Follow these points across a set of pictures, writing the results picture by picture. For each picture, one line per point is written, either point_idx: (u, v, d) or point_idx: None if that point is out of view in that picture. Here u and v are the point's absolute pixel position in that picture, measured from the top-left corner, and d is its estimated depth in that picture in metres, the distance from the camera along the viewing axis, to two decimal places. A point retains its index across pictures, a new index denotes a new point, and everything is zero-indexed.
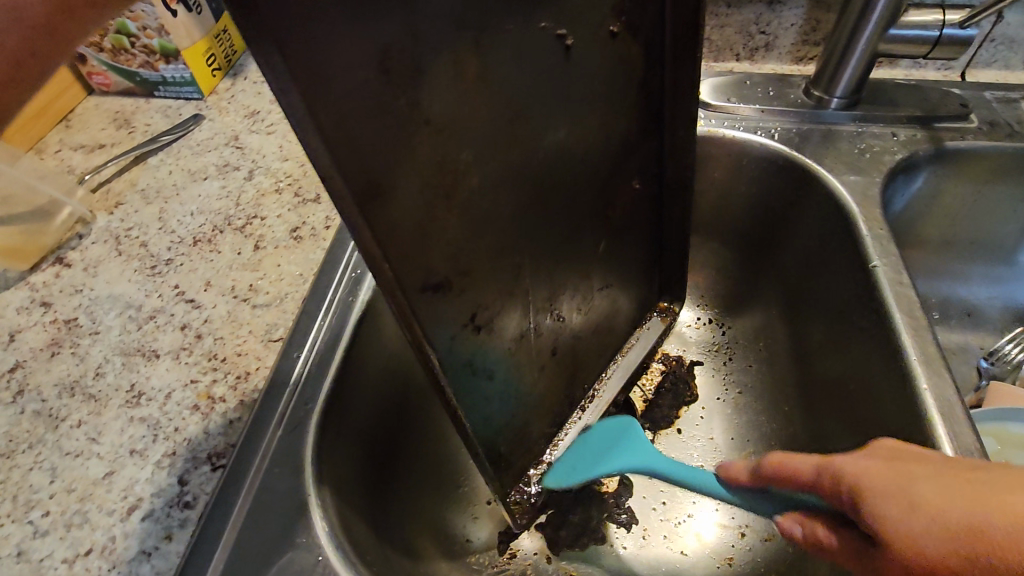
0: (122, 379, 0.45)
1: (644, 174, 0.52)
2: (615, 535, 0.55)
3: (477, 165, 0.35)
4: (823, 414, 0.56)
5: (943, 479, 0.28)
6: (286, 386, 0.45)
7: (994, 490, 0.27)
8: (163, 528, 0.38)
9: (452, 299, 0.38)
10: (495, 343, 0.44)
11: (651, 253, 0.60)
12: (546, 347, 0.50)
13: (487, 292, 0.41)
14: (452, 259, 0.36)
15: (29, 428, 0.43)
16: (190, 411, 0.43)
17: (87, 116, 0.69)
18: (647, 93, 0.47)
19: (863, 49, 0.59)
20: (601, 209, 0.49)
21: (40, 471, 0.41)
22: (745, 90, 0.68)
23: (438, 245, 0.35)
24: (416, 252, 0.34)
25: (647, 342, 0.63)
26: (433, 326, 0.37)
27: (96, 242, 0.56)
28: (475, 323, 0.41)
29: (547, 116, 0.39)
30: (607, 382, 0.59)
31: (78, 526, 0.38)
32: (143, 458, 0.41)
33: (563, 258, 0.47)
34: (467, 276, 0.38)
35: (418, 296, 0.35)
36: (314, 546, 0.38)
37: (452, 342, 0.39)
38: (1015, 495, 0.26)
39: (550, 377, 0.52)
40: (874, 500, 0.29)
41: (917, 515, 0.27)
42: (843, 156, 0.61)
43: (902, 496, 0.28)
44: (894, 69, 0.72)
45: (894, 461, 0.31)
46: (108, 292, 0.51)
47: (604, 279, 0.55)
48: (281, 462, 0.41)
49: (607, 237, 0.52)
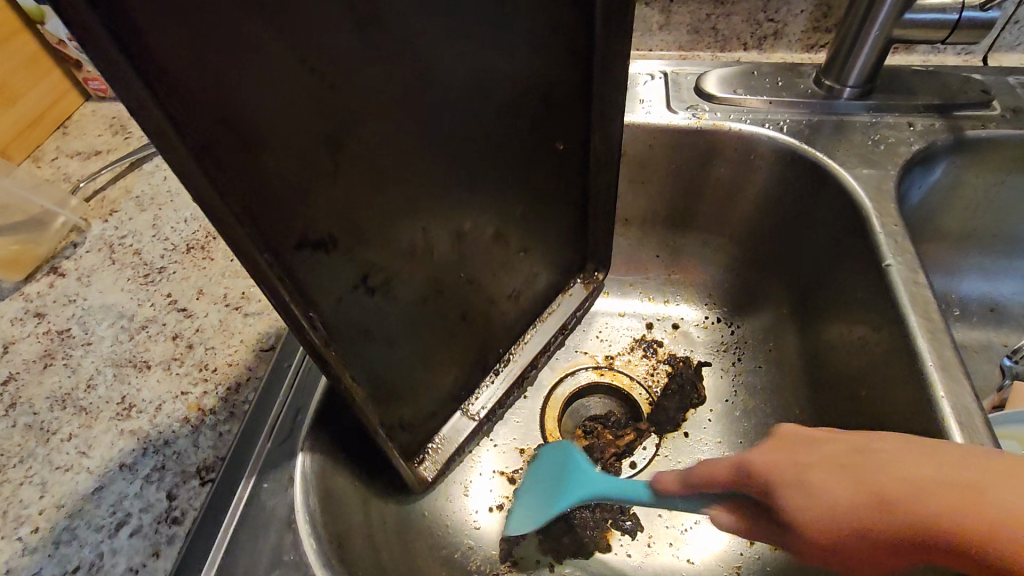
0: (113, 392, 0.45)
1: (569, 134, 0.48)
2: (621, 544, 0.53)
3: (383, 126, 0.32)
4: (836, 418, 0.53)
5: (844, 474, 0.32)
6: (277, 397, 0.44)
7: (874, 475, 0.31)
8: (151, 546, 0.37)
9: (339, 262, 0.33)
10: (417, 315, 0.42)
11: (579, 219, 0.57)
12: (455, 312, 0.47)
13: (378, 251, 0.36)
14: (336, 213, 0.31)
15: (20, 442, 0.42)
16: (180, 424, 0.43)
17: (84, 122, 0.69)
18: (574, 40, 0.42)
19: (876, 36, 0.56)
20: (523, 167, 0.45)
21: (31, 486, 0.40)
22: (753, 80, 0.65)
23: (319, 197, 0.30)
24: (279, 199, 0.28)
25: (567, 310, 0.62)
26: (314, 286, 0.32)
27: (90, 251, 0.55)
28: (368, 285, 0.36)
29: (479, 98, 0.38)
30: (523, 347, 0.58)
31: (66, 543, 0.38)
32: (131, 472, 0.40)
33: (462, 229, 0.43)
34: (358, 234, 0.34)
35: (295, 254, 0.30)
36: (303, 565, 0.37)
37: (339, 305, 0.34)
38: (890, 481, 0.30)
39: (456, 342, 0.49)
40: (792, 505, 0.32)
41: (825, 508, 0.31)
42: (856, 148, 0.58)
43: (818, 501, 0.32)
44: (910, 55, 0.69)
45: (866, 461, 0.32)
46: (100, 302, 0.51)
47: (522, 243, 0.51)
48: (271, 477, 0.40)
49: (526, 200, 0.48)
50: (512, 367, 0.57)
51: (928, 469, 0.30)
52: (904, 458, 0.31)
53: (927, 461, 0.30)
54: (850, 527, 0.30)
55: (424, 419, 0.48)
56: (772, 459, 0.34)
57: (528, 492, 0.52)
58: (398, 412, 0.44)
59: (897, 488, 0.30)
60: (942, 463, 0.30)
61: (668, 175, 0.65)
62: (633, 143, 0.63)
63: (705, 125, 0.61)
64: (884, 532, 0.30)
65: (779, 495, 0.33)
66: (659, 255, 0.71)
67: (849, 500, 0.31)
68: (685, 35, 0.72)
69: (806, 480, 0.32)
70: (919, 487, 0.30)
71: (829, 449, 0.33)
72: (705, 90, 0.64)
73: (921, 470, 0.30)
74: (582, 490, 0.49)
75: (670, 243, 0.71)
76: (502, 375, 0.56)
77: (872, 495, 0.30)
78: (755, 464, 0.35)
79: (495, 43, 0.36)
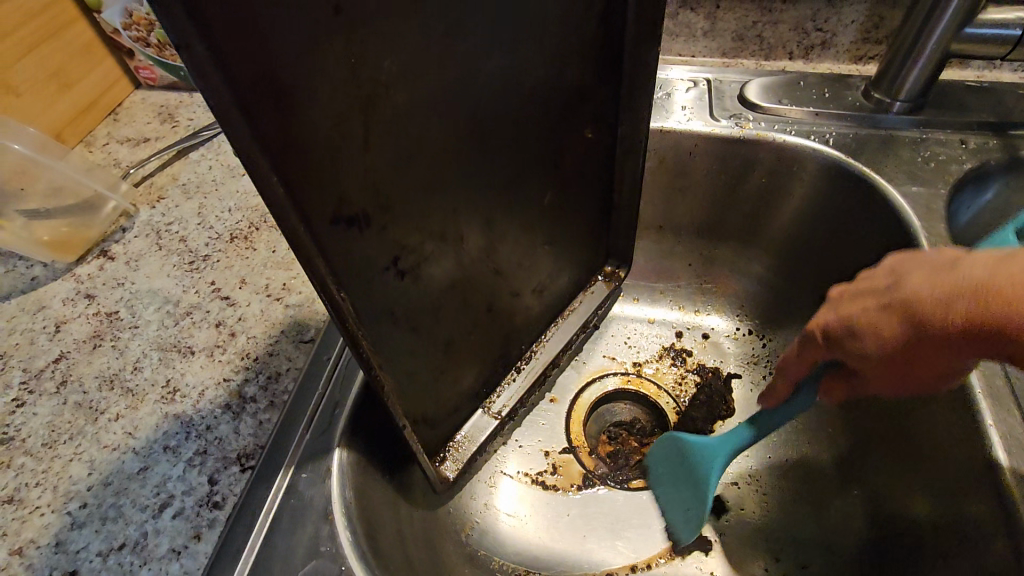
0: (158, 375, 0.46)
1: (598, 123, 0.48)
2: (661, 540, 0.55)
3: (430, 122, 0.32)
4: (871, 440, 0.53)
5: (878, 307, 0.36)
6: (316, 389, 0.45)
7: (901, 297, 0.35)
8: (193, 528, 0.38)
9: (372, 241, 0.32)
10: (449, 307, 0.43)
11: (603, 210, 0.57)
12: (481, 304, 0.47)
13: (409, 230, 0.35)
14: (372, 189, 0.31)
15: (71, 419, 0.44)
16: (222, 410, 0.44)
17: (134, 109, 0.71)
18: (605, 30, 0.42)
19: (934, 48, 0.54)
20: (549, 157, 0.45)
21: (80, 463, 0.42)
22: (799, 90, 0.64)
23: (353, 168, 0.29)
24: (318, 173, 0.27)
25: (590, 306, 0.61)
26: (341, 259, 0.30)
27: (138, 236, 0.57)
28: (399, 268, 0.35)
29: (516, 92, 0.38)
30: (545, 344, 0.58)
31: (112, 520, 0.39)
32: (175, 455, 0.41)
33: (493, 224, 0.43)
34: (391, 214, 0.33)
35: (327, 228, 0.29)
36: (338, 556, 0.38)
37: (369, 285, 0.33)
38: (916, 297, 0.34)
39: (480, 336, 0.48)
40: (846, 344, 0.38)
41: (869, 338, 0.36)
42: (904, 164, 0.57)
43: (863, 334, 0.37)
44: (963, 70, 0.67)
45: (902, 293, 0.35)
46: (147, 286, 0.52)
47: (549, 235, 0.51)
48: (309, 467, 0.41)
49: (554, 190, 0.48)
50: (536, 363, 0.57)
51: (952, 276, 0.33)
52: (929, 283, 0.34)
53: (940, 280, 0.33)
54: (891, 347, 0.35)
55: (448, 412, 0.48)
56: (827, 315, 0.40)
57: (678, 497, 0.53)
58: (422, 404, 0.44)
59: (919, 310, 0.33)
60: (960, 275, 0.33)
61: (706, 184, 0.65)
62: (671, 152, 0.63)
63: (749, 134, 0.60)
64: (931, 348, 0.34)
65: (842, 345, 0.38)
66: (692, 264, 0.71)
67: (886, 324, 0.35)
68: (729, 42, 0.71)
69: (855, 326, 0.37)
70: (940, 293, 0.33)
71: (869, 291, 0.38)
72: (749, 98, 0.63)
73: (943, 278, 0.33)
74: (699, 451, 0.52)
75: (703, 252, 0.70)
76: (525, 371, 0.56)
77: (904, 313, 0.34)
78: (817, 324, 0.41)
79: (535, 36, 0.37)
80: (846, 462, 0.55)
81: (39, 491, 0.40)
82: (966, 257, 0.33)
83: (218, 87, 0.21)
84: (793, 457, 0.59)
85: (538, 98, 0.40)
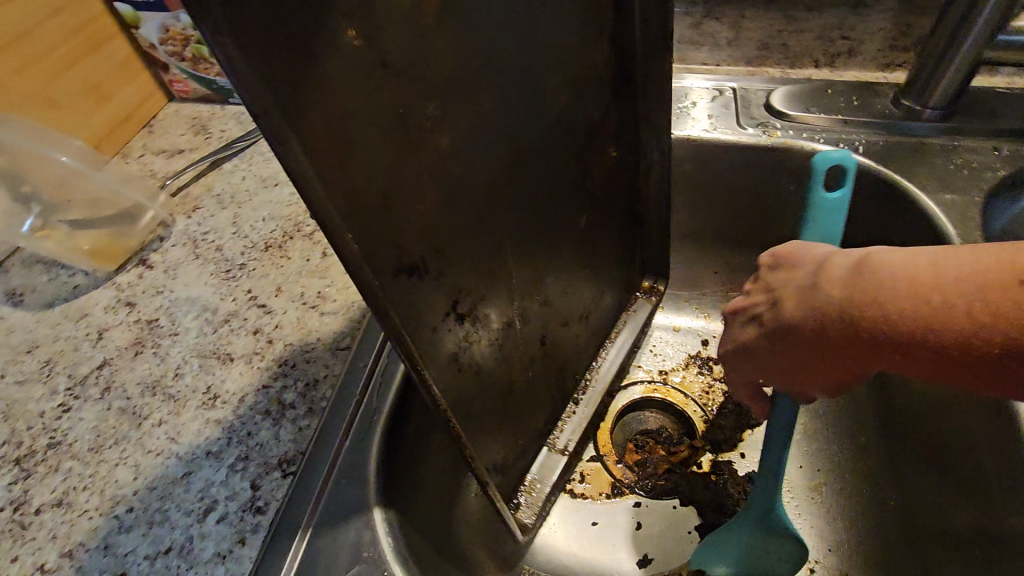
0: (199, 381, 0.47)
1: (624, 131, 0.49)
2: (685, 532, 0.56)
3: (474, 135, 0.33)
4: (908, 447, 0.52)
5: (765, 333, 0.36)
6: (354, 396, 0.45)
7: (782, 326, 0.35)
8: (237, 532, 0.39)
9: (429, 290, 0.32)
10: (508, 344, 0.43)
11: (631, 228, 0.58)
12: (535, 338, 0.47)
13: (466, 275, 0.36)
14: (426, 237, 0.31)
15: (115, 424, 0.45)
16: (262, 416, 0.44)
17: (168, 121, 0.72)
18: (615, 52, 0.43)
19: (965, 57, 0.54)
20: (582, 168, 0.45)
21: (125, 467, 0.42)
22: (826, 98, 0.64)
23: (409, 216, 0.29)
24: (381, 225, 0.27)
25: (634, 327, 0.62)
26: (407, 317, 0.31)
27: (176, 245, 0.58)
28: (458, 312, 0.36)
29: (548, 99, 0.38)
30: (599, 370, 0.58)
31: (159, 523, 0.40)
32: (218, 460, 0.42)
33: (538, 248, 0.43)
34: (444, 258, 0.33)
35: (392, 281, 0.29)
36: (380, 562, 0.38)
37: (435, 334, 0.34)
38: (793, 324, 0.34)
39: (538, 373, 0.49)
40: (759, 370, 0.38)
41: (773, 364, 0.37)
42: (936, 171, 0.57)
43: (768, 360, 0.37)
44: (993, 77, 0.66)
45: (779, 318, 0.35)
46: (186, 294, 0.53)
47: (587, 248, 0.51)
48: (348, 473, 0.41)
49: (589, 207, 0.48)
50: (592, 392, 0.57)
51: (816, 300, 0.33)
52: (803, 303, 0.33)
53: (808, 303, 0.33)
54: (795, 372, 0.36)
55: (517, 456, 0.49)
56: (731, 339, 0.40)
57: (773, 572, 0.52)
58: (492, 453, 0.44)
59: (809, 333, 0.33)
60: (824, 296, 0.32)
61: (734, 193, 0.65)
62: (698, 161, 0.64)
63: (776, 142, 0.60)
64: (826, 370, 0.34)
65: (757, 371, 0.39)
66: (718, 272, 0.72)
67: (778, 348, 0.36)
68: (754, 51, 0.71)
69: (759, 351, 0.37)
70: (811, 320, 0.33)
71: (753, 316, 0.38)
72: (774, 106, 0.64)
73: (808, 305, 0.33)
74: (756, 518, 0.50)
75: (730, 260, 0.70)
76: (584, 402, 0.56)
77: (790, 341, 0.35)
78: (727, 348, 0.41)
79: (556, 61, 0.37)
80: (885, 474, 0.54)
81: (86, 495, 0.41)
82: (822, 274, 0.33)
83: (302, 115, 0.22)
84: (823, 466, 0.59)
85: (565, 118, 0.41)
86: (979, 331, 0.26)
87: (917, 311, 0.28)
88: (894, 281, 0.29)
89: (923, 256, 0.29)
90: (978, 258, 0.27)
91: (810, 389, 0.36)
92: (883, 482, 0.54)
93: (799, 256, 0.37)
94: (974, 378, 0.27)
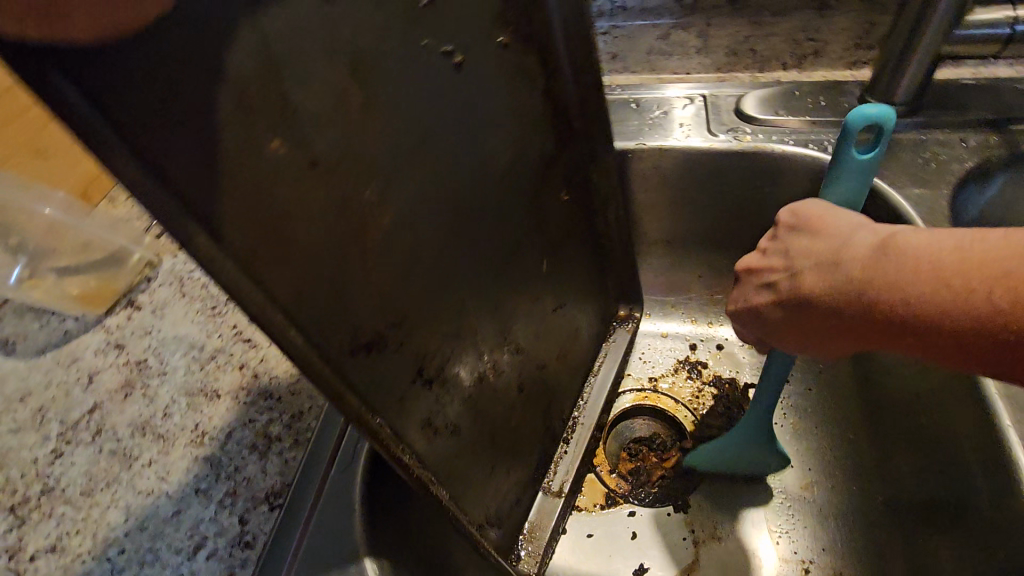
0: (187, 419, 0.48)
1: (587, 149, 0.50)
2: (681, 538, 0.56)
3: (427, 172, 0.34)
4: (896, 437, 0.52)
5: (782, 300, 0.38)
6: (338, 423, 0.46)
7: (798, 294, 0.36)
8: (226, 568, 0.40)
9: (391, 362, 0.34)
10: (483, 397, 0.44)
11: (599, 261, 0.59)
12: (513, 386, 0.48)
13: (430, 339, 0.37)
14: (385, 315, 0.33)
15: (107, 466, 0.46)
16: (249, 451, 0.45)
17: None
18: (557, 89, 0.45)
19: (925, 52, 0.55)
20: (546, 189, 0.46)
21: (117, 509, 0.43)
22: (795, 100, 0.65)
23: (360, 302, 0.31)
24: (328, 315, 0.29)
25: (614, 361, 0.62)
26: (368, 391, 0.32)
27: (163, 284, 0.59)
28: (425, 377, 0.37)
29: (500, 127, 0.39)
30: (586, 406, 0.58)
31: (150, 564, 0.40)
32: (207, 497, 0.43)
33: (507, 285, 0.44)
34: (404, 330, 0.34)
35: (349, 359, 0.31)
36: None
37: (402, 405, 0.35)
38: (809, 292, 0.35)
39: (521, 417, 0.49)
40: (774, 334, 0.40)
41: (788, 329, 0.38)
42: (906, 166, 0.57)
43: (783, 325, 0.38)
44: (960, 68, 0.67)
45: (796, 290, 0.36)
46: (173, 333, 0.54)
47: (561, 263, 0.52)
48: (332, 503, 0.43)
49: (558, 225, 0.49)
50: (581, 430, 0.57)
51: (835, 274, 0.34)
52: (823, 277, 0.34)
53: (827, 276, 0.34)
54: (807, 336, 0.37)
55: (510, 511, 0.49)
56: (748, 302, 0.42)
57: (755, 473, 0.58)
58: (478, 510, 0.44)
59: (823, 306, 0.34)
60: (844, 271, 0.33)
61: (710, 199, 0.66)
62: (670, 169, 0.64)
63: (747, 147, 0.61)
64: (837, 339, 0.35)
65: (773, 335, 0.40)
66: (702, 276, 0.72)
67: (793, 314, 0.37)
68: (722, 56, 0.72)
69: (775, 317, 0.39)
70: (828, 291, 0.34)
71: (769, 282, 0.39)
72: (745, 111, 0.64)
73: (828, 278, 0.34)
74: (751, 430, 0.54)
75: (713, 264, 0.71)
76: (573, 444, 0.56)
77: (806, 309, 0.36)
78: (744, 312, 0.42)
79: (493, 112, 0.39)
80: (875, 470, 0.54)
81: (80, 538, 0.42)
82: (844, 251, 0.34)
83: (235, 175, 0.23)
84: (816, 465, 0.59)
85: (516, 149, 0.42)
86: (997, 315, 0.27)
87: (932, 294, 0.29)
88: (916, 261, 0.30)
89: (949, 239, 0.30)
90: (1005, 240, 0.28)
91: (823, 353, 0.38)
92: (874, 478, 0.54)
93: (821, 225, 0.37)
94: (979, 360, 0.29)
